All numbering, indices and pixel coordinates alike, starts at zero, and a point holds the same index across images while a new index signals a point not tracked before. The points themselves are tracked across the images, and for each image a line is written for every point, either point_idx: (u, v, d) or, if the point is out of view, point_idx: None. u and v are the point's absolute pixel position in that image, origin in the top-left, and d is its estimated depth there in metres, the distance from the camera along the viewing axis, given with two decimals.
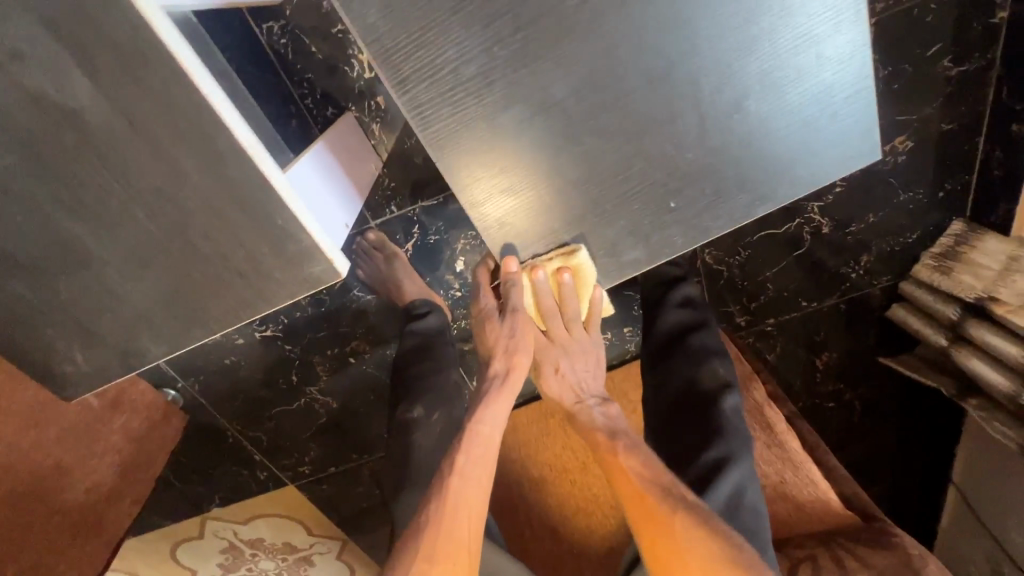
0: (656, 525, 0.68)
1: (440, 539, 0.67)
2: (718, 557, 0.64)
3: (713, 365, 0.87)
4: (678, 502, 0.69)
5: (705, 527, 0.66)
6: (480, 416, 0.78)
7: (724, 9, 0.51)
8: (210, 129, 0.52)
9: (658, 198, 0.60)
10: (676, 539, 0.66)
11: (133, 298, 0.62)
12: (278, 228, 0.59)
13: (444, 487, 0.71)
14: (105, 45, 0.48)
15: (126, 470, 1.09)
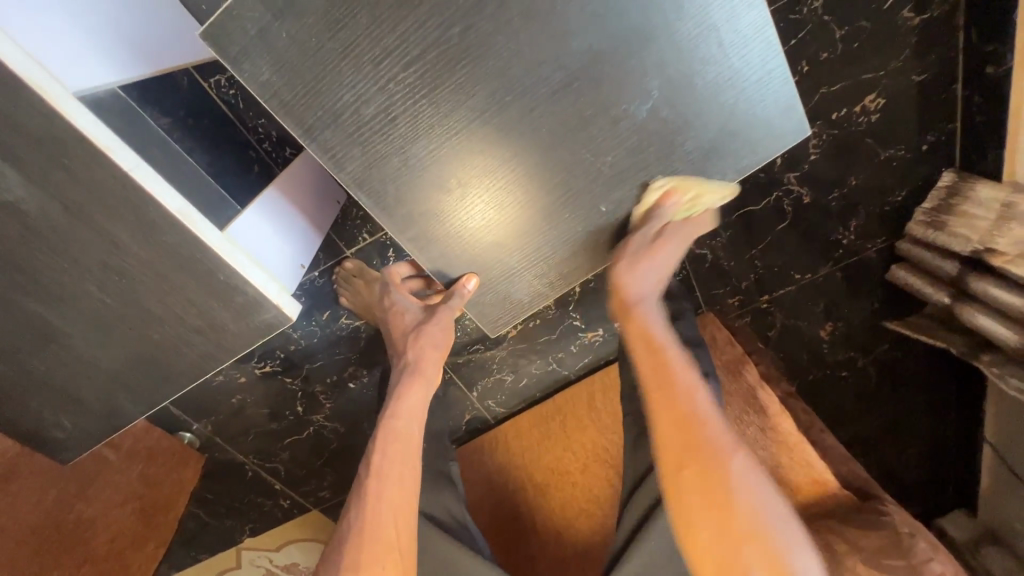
0: (707, 456, 0.62)
1: (363, 547, 0.67)
2: (768, 507, 0.60)
3: (687, 358, 0.89)
4: (735, 443, 0.63)
5: (758, 474, 0.62)
6: (395, 408, 0.80)
7: (604, 17, 0.55)
8: (138, 201, 0.55)
9: (589, 203, 0.66)
10: (726, 473, 0.61)
11: (103, 362, 0.65)
12: (222, 283, 0.61)
13: (363, 494, 0.72)
14: (27, 139, 0.50)
15: (147, 515, 1.15)
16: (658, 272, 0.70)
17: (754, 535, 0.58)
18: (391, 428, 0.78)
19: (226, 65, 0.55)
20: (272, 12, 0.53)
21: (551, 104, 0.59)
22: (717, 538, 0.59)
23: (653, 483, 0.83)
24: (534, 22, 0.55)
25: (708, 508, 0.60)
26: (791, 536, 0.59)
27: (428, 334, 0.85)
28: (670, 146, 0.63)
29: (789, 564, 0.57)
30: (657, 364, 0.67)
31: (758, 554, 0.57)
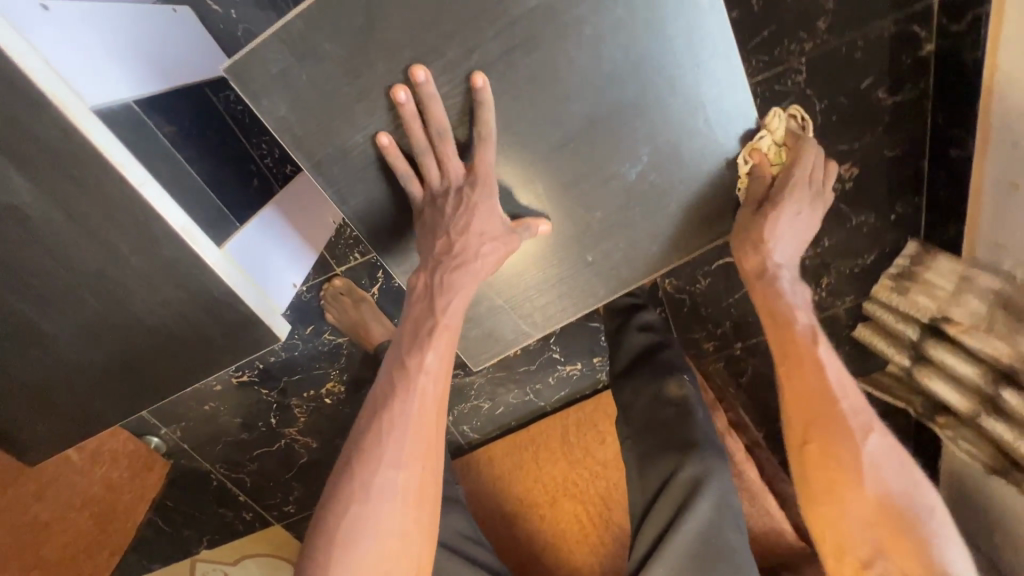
0: (836, 434, 0.64)
1: (406, 445, 0.60)
2: (899, 488, 0.62)
3: (681, 376, 0.95)
4: (866, 426, 0.65)
5: (891, 455, 0.64)
6: (443, 306, 0.63)
7: (604, 87, 0.60)
8: (142, 216, 0.56)
9: (578, 251, 0.70)
10: (855, 454, 0.63)
11: (85, 368, 0.66)
12: (215, 298, 0.63)
13: (410, 389, 0.61)
14: (40, 149, 0.52)
15: (103, 520, 1.11)
16: (799, 232, 0.69)
17: (879, 513, 0.61)
18: (441, 334, 0.63)
19: (245, 99, 0.58)
20: (295, 55, 0.56)
21: (551, 162, 0.63)
22: (845, 510, 0.63)
23: (662, 507, 0.85)
24: (540, 86, 0.59)
25: (834, 485, 0.64)
26: (921, 520, 0.61)
27: (482, 232, 0.63)
28: (656, 208, 0.67)
29: (915, 539, 0.60)
30: (787, 341, 0.68)
31: (882, 531, 0.61)
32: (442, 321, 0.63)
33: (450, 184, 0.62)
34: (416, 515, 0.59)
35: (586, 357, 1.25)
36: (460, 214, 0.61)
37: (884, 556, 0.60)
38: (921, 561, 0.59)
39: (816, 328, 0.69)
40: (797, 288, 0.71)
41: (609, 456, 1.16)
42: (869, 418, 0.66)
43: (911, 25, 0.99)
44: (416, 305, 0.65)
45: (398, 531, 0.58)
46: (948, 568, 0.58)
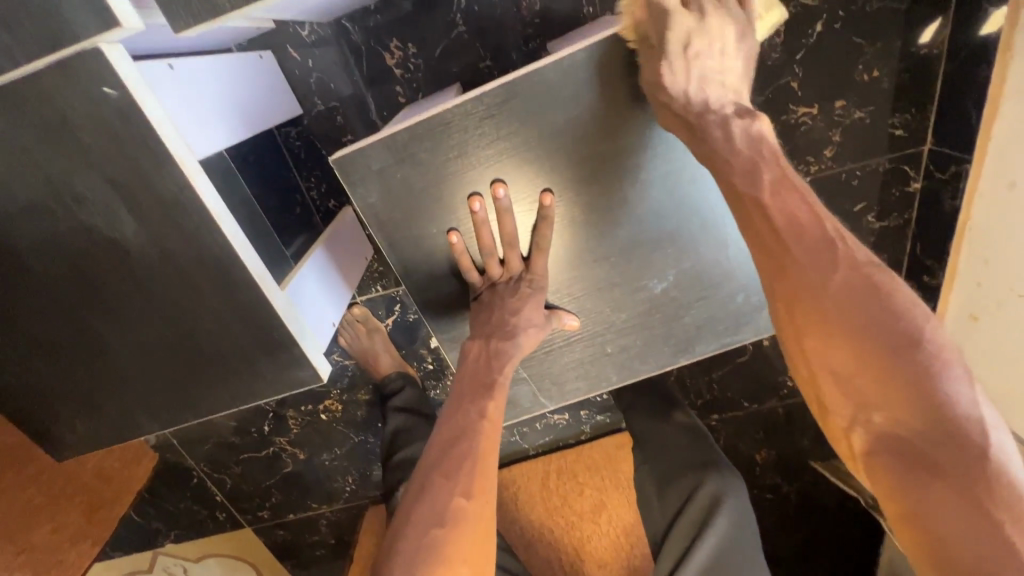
0: (795, 283, 0.55)
1: (474, 473, 0.62)
2: (876, 328, 0.51)
3: (684, 411, 1.11)
4: (844, 271, 0.53)
5: (874, 297, 0.52)
6: (499, 367, 0.74)
7: (647, 218, 0.71)
8: (228, 263, 0.63)
9: (599, 344, 0.79)
10: (821, 300, 0.53)
11: (137, 382, 0.71)
12: (274, 339, 0.69)
13: (472, 427, 0.67)
14: (153, 198, 0.58)
15: (91, 511, 1.14)
16: (715, 74, 0.60)
17: (870, 370, 0.51)
18: (499, 389, 0.72)
19: (344, 187, 0.67)
20: (394, 157, 0.65)
21: (592, 267, 0.74)
22: (830, 375, 0.53)
23: (686, 522, 0.99)
24: (596, 210, 0.70)
25: (813, 347, 0.54)
26: (926, 371, 0.49)
27: (530, 318, 0.74)
28: (674, 317, 0.77)
29: (902, 389, 0.49)
30: (737, 196, 0.59)
31: (875, 392, 0.51)
32: (500, 377, 0.74)
33: (510, 276, 0.74)
34: (484, 550, 0.58)
35: (574, 410, 1.36)
36: (514, 301, 0.73)
37: (870, 412, 0.51)
38: (923, 418, 0.48)
39: (758, 164, 0.58)
40: (750, 131, 0.59)
41: (586, 508, 1.23)
42: (850, 260, 0.54)
43: (902, 165, 1.11)
44: (471, 363, 0.75)
45: (467, 559, 0.56)
46: (943, 413, 0.48)
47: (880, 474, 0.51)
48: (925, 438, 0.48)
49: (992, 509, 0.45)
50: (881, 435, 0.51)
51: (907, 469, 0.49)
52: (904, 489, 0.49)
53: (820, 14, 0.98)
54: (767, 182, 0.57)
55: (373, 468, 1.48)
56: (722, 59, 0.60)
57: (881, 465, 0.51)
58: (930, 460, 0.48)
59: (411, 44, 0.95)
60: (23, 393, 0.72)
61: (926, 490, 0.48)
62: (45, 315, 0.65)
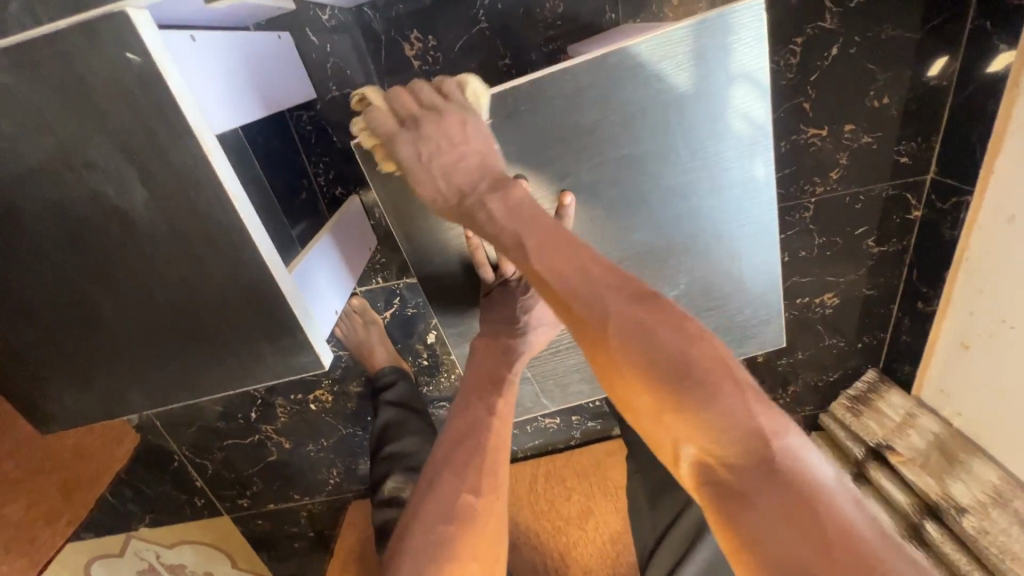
0: (586, 324, 0.50)
1: (484, 472, 0.59)
2: (658, 362, 0.47)
3: None
4: (624, 299, 0.50)
5: (654, 330, 0.48)
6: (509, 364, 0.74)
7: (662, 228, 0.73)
8: (238, 241, 0.61)
9: None
10: (611, 340, 0.49)
11: (132, 358, 0.69)
12: (279, 323, 0.67)
13: (482, 424, 0.64)
14: (167, 170, 0.57)
15: (68, 489, 1.10)
16: (459, 164, 0.61)
17: (665, 400, 0.46)
18: (508, 386, 0.70)
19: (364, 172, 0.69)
20: None
21: None
22: (640, 409, 0.49)
23: (680, 531, 1.00)
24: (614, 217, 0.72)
25: (616, 384, 0.50)
26: (716, 389, 0.45)
27: (540, 316, 0.74)
28: None
29: (703, 417, 0.44)
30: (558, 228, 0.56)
31: (672, 421, 0.46)
32: (510, 373, 0.72)
33: (522, 275, 0.75)
34: (493, 547, 0.57)
35: (564, 415, 1.37)
36: (526, 299, 0.73)
37: (685, 444, 0.46)
38: (729, 439, 0.44)
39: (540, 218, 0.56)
40: (509, 203, 0.58)
41: (573, 513, 1.23)
42: (634, 285, 0.51)
43: (904, 192, 1.13)
44: (479, 360, 0.74)
45: (476, 558, 0.55)
46: (748, 433, 0.43)
47: (712, 510, 0.45)
48: (730, 459, 0.43)
49: (818, 527, 0.39)
50: (699, 465, 0.45)
51: (723, 495, 0.43)
52: (725, 520, 0.43)
53: (836, 37, 0.99)
54: (548, 233, 0.55)
55: (359, 463, 1.46)
56: (455, 149, 0.61)
57: (706, 497, 0.45)
58: (739, 485, 0.43)
59: (431, 36, 0.95)
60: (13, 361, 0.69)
61: (743, 516, 0.42)
62: (42, 283, 0.63)
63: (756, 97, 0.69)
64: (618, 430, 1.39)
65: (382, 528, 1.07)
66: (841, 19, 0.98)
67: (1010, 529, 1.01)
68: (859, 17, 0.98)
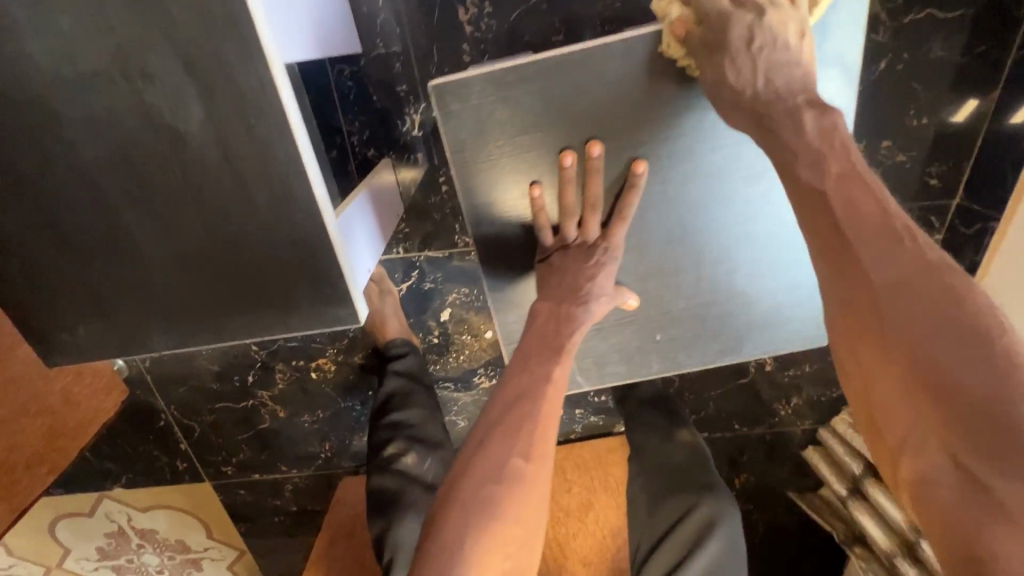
0: (856, 292, 0.54)
1: (536, 438, 0.65)
2: (937, 345, 0.47)
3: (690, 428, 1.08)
4: (915, 270, 0.51)
5: (944, 315, 0.48)
6: (568, 332, 0.78)
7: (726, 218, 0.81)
8: (292, 178, 0.58)
9: (651, 329, 0.90)
10: (888, 313, 0.51)
11: (158, 292, 0.66)
12: (321, 271, 0.64)
13: (536, 393, 0.70)
14: (229, 90, 0.54)
15: (52, 435, 1.04)
16: (785, 64, 0.64)
17: (926, 381, 0.47)
18: (566, 355, 0.75)
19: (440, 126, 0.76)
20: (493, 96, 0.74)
21: (662, 255, 0.84)
22: (885, 385, 0.51)
23: (677, 540, 0.96)
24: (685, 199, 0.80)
25: (868, 358, 0.53)
26: (1001, 384, 0.43)
27: (603, 286, 0.80)
28: (727, 314, 0.88)
29: (972, 417, 0.44)
30: (804, 187, 0.60)
31: (927, 406, 0.47)
32: (568, 341, 0.77)
33: (584, 240, 0.81)
34: (535, 511, 0.62)
35: (569, 407, 1.34)
36: (594, 266, 0.79)
37: (929, 437, 0.46)
38: (989, 448, 0.42)
39: (823, 156, 0.60)
40: (822, 122, 0.61)
41: (573, 505, 1.20)
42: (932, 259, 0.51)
43: (930, 215, 1.15)
44: (539, 329, 0.78)
45: (521, 517, 0.61)
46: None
47: (937, 513, 0.45)
48: (990, 463, 0.42)
49: None
50: (934, 461, 0.46)
51: (963, 499, 0.43)
52: (955, 524, 0.43)
53: (886, 53, 1.01)
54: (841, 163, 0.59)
55: (354, 439, 1.42)
56: (786, 53, 0.64)
57: (930, 497, 0.45)
58: (992, 496, 0.42)
59: (487, 3, 0.93)
60: (27, 282, 0.65)
61: (991, 526, 0.41)
62: (75, 199, 0.60)
63: (841, 84, 0.75)
64: (620, 427, 1.38)
65: (375, 495, 1.05)
66: (892, 33, 1.00)
67: None
68: (910, 34, 0.99)
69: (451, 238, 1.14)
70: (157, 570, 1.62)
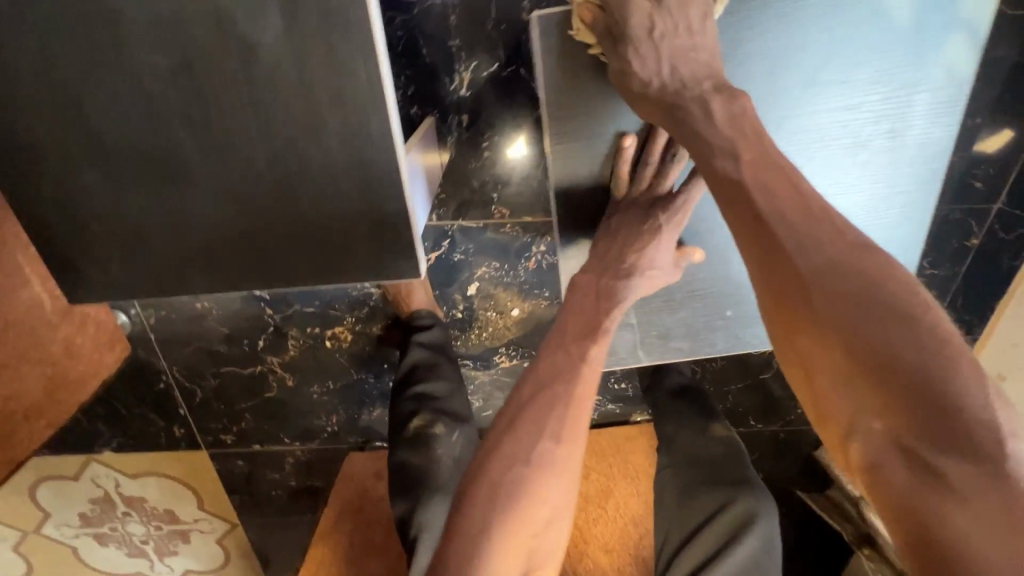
0: (788, 283, 0.57)
1: (564, 422, 0.68)
2: (865, 332, 0.52)
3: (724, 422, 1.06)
4: (842, 256, 0.56)
5: (862, 301, 0.53)
6: (606, 312, 0.78)
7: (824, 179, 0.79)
8: (369, 109, 0.53)
9: (721, 304, 0.87)
10: (818, 302, 0.55)
11: (205, 228, 0.60)
12: (386, 215, 0.59)
13: (568, 377, 0.71)
14: (314, 3, 0.49)
15: (52, 387, 0.98)
16: (689, 53, 0.69)
17: (865, 368, 0.52)
18: (602, 335, 0.76)
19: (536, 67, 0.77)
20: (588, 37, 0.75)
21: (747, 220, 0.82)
22: (823, 371, 0.55)
23: (709, 535, 0.92)
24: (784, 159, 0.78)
25: (804, 346, 0.57)
26: (932, 367, 0.49)
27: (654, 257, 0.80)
28: None
29: (905, 399, 0.50)
30: (722, 176, 0.63)
31: (867, 392, 0.52)
32: (605, 321, 0.77)
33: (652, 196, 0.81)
34: (561, 492, 0.66)
35: None
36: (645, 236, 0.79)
37: (868, 419, 0.52)
38: (924, 427, 0.49)
39: (738, 142, 0.64)
40: (730, 108, 0.66)
41: (592, 492, 1.17)
42: (853, 244, 0.56)
43: (968, 219, 1.13)
44: (577, 307, 0.79)
45: (547, 501, 0.64)
46: (957, 425, 0.48)
47: (884, 486, 0.51)
48: (929, 442, 0.49)
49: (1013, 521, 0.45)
50: (876, 440, 0.52)
51: (911, 476, 0.49)
52: (909, 497, 0.49)
53: None
54: (747, 149, 0.63)
55: (363, 413, 1.36)
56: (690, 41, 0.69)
57: (881, 476, 0.51)
58: (934, 469, 0.48)
59: None
60: (60, 208, 0.60)
61: (944, 503, 0.48)
62: (126, 115, 0.55)
63: (966, 47, 0.72)
64: (638, 416, 1.34)
65: (398, 469, 1.01)
66: None
67: None
68: None
69: (488, 207, 1.09)
70: (142, 541, 1.55)
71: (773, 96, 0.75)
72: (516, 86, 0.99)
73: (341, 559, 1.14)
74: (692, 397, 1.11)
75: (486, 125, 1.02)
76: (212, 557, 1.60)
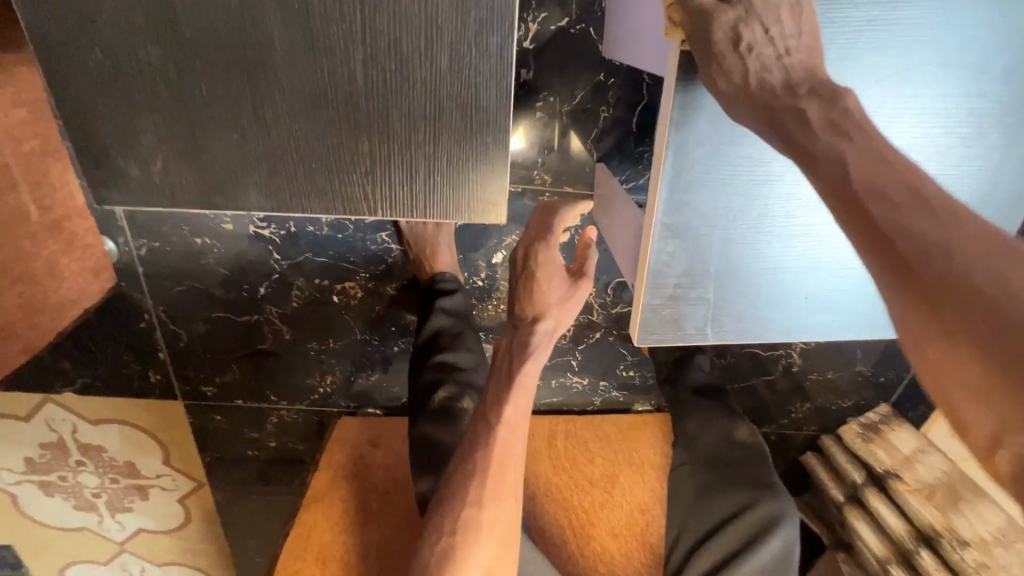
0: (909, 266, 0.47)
1: (492, 467, 0.77)
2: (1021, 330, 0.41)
3: (748, 423, 1.05)
4: (995, 254, 0.44)
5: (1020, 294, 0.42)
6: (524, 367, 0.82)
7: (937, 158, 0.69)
8: (489, 21, 0.52)
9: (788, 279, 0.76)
10: (955, 289, 0.44)
11: (278, 132, 0.57)
12: (481, 141, 0.58)
13: (498, 425, 0.79)
14: None
15: (29, 309, 0.87)
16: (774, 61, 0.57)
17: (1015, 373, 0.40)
18: (518, 389, 0.81)
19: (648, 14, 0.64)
20: None
21: None
22: (954, 376, 0.44)
23: (733, 532, 0.96)
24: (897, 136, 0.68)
25: (930, 343, 0.45)
26: None
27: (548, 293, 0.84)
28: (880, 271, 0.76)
29: None
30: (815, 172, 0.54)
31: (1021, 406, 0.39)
32: (523, 379, 0.82)
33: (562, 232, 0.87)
34: (495, 531, 0.75)
35: (594, 376, 1.27)
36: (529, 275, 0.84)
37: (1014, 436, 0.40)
38: None
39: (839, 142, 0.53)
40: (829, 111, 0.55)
41: (596, 477, 1.15)
42: (1002, 246, 0.45)
43: None
44: (500, 371, 0.85)
45: (483, 537, 0.74)
46: None
47: None
48: None
49: None
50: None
51: None
52: None
53: None
54: (853, 155, 0.52)
55: (361, 377, 1.28)
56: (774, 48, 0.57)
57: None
58: None
59: None
60: (115, 91, 0.56)
61: None
62: None
63: None
64: (639, 406, 1.30)
65: (421, 441, 0.97)
66: None
67: (1010, 567, 1.06)
68: None
69: (529, 171, 1.04)
70: (93, 494, 1.41)
71: (906, 73, 0.63)
72: (581, 48, 0.95)
73: (337, 519, 1.08)
74: (710, 394, 1.11)
75: (541, 84, 0.97)
76: (172, 516, 1.47)
